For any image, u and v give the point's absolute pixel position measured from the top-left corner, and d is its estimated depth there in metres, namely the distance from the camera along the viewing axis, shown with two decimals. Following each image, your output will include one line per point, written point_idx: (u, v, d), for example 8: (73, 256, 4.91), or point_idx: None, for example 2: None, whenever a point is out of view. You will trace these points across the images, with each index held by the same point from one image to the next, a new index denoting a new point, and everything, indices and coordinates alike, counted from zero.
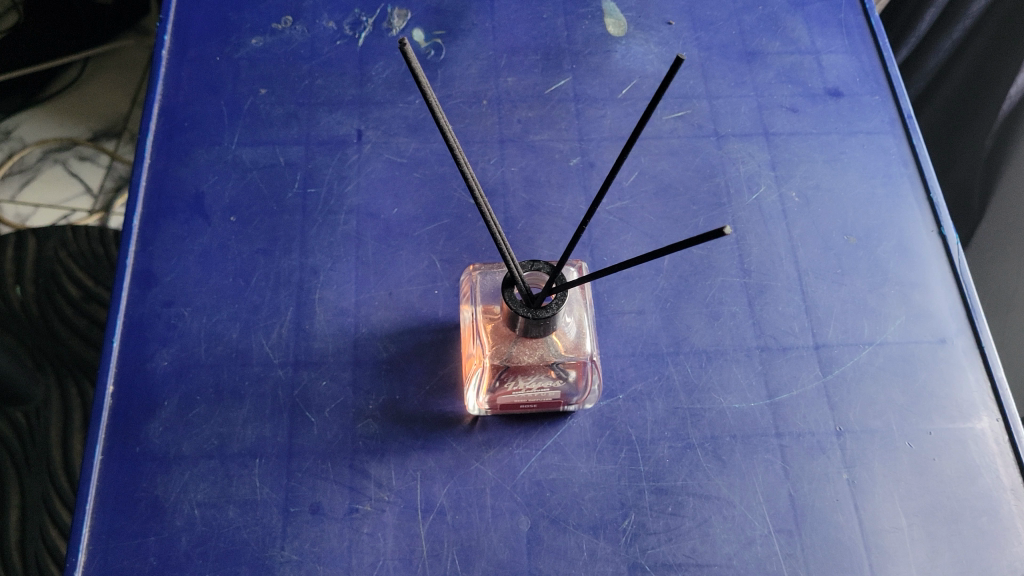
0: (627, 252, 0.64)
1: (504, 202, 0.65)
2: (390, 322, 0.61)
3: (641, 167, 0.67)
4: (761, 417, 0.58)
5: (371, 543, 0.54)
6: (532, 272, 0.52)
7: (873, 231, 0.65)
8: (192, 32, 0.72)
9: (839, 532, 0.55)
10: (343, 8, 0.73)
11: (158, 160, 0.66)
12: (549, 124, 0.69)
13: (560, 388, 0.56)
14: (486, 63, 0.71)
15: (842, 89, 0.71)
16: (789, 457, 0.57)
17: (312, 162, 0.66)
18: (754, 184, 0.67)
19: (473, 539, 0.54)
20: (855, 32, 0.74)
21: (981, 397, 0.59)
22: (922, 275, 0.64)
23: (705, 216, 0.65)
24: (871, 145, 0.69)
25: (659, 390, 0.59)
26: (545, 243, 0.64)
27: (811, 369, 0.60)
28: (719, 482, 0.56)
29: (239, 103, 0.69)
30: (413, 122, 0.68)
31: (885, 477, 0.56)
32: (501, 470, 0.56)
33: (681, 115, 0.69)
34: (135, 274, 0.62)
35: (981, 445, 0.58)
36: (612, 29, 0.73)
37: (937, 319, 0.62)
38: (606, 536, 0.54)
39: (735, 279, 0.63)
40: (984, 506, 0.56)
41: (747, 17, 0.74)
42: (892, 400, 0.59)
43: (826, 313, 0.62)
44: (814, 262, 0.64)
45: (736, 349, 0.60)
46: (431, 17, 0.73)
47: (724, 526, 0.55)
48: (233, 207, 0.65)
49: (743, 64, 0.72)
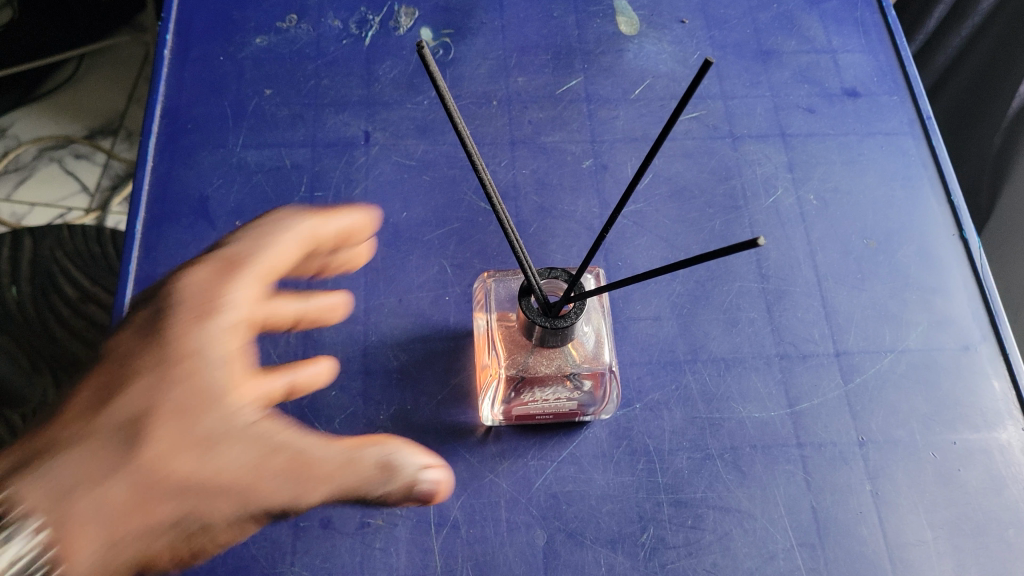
0: (643, 258, 0.62)
1: (516, 206, 0.64)
2: (400, 330, 0.59)
3: (656, 169, 0.66)
4: (781, 427, 0.57)
5: (383, 558, 0.52)
6: (550, 280, 0.50)
7: (893, 235, 0.64)
8: (194, 32, 0.70)
9: (863, 547, 0.53)
10: (349, 6, 0.71)
11: (161, 163, 0.64)
12: (561, 125, 0.67)
13: (577, 398, 0.55)
14: (496, 63, 0.69)
15: (859, 88, 0.69)
16: (810, 468, 0.56)
17: (319, 165, 0.65)
18: (770, 187, 0.65)
19: (487, 554, 0.53)
20: (872, 31, 0.72)
21: (1005, 405, 0.58)
22: (944, 280, 0.62)
23: (720, 220, 0.64)
24: (889, 146, 0.67)
25: (676, 399, 0.57)
26: (558, 248, 0.62)
27: (832, 377, 0.58)
28: (740, 494, 0.55)
29: (244, 105, 0.67)
30: (421, 123, 0.67)
31: (908, 487, 0.55)
32: (516, 482, 0.55)
33: (696, 116, 0.68)
34: (139, 280, 0.60)
35: (1007, 455, 0.57)
36: (624, 28, 0.72)
37: (961, 325, 0.61)
38: (624, 551, 0.53)
39: (753, 284, 0.61)
40: (1010, 519, 0.55)
41: (762, 15, 0.73)
42: (915, 408, 0.58)
43: (846, 319, 0.60)
44: (834, 266, 0.62)
45: (755, 357, 0.59)
46: (439, 16, 0.71)
47: (745, 539, 0.53)
48: (238, 211, 0.63)
49: (758, 64, 0.70)
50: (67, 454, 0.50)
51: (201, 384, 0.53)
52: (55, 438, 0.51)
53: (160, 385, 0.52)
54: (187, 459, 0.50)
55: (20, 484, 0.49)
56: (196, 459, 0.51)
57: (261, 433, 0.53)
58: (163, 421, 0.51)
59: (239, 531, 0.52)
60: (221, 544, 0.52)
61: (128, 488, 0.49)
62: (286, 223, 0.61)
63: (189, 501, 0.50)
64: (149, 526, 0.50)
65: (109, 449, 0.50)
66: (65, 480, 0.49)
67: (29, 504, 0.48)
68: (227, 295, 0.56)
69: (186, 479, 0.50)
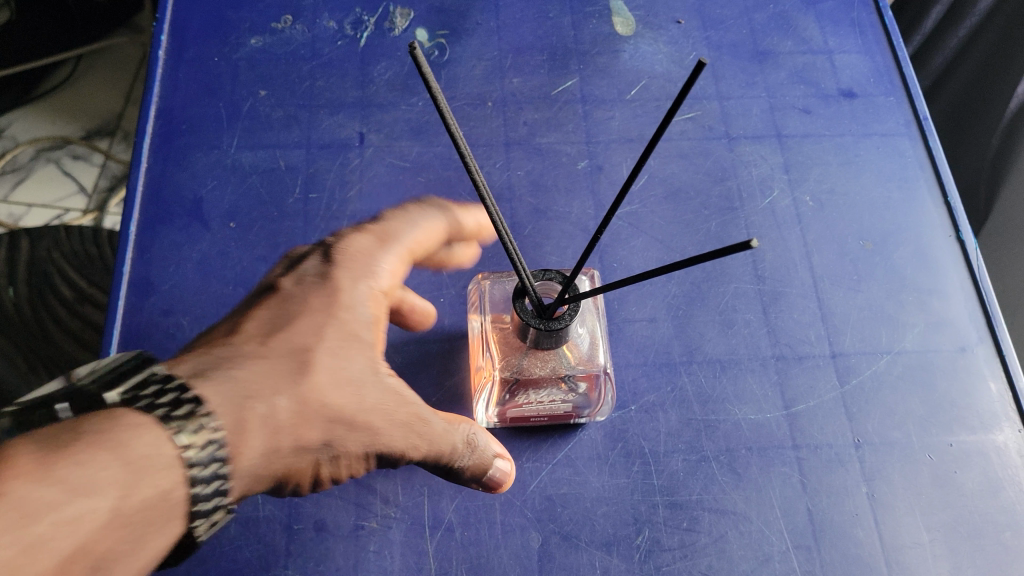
0: (638, 259, 0.62)
1: (511, 207, 0.64)
2: (395, 331, 0.59)
3: (651, 170, 0.66)
4: (777, 429, 0.57)
5: (377, 561, 0.52)
6: (544, 282, 0.50)
7: (890, 236, 0.64)
8: (189, 33, 0.70)
9: (859, 549, 0.53)
10: (344, 7, 0.71)
11: (156, 164, 0.64)
12: (556, 126, 0.67)
13: (572, 400, 0.54)
14: (491, 64, 0.69)
15: (855, 89, 0.69)
16: (806, 470, 0.55)
17: (314, 166, 0.64)
18: (766, 189, 0.65)
19: (482, 556, 0.52)
20: (868, 31, 0.72)
21: (1002, 407, 0.58)
22: (940, 281, 0.62)
23: (716, 221, 0.64)
24: (886, 147, 0.67)
25: (671, 401, 0.57)
26: (553, 249, 0.62)
27: (828, 379, 0.58)
28: (735, 496, 0.55)
29: (238, 106, 0.67)
30: (416, 124, 0.66)
31: (904, 489, 0.55)
32: (511, 484, 0.55)
33: (692, 117, 0.68)
34: (133, 282, 0.60)
35: (1004, 457, 0.56)
36: (620, 28, 0.71)
37: (957, 327, 0.60)
38: (619, 553, 0.53)
39: (749, 285, 0.61)
40: (1006, 521, 0.54)
41: (758, 16, 0.73)
42: (911, 410, 0.57)
43: (842, 321, 0.60)
44: (830, 268, 0.62)
45: (751, 358, 0.59)
46: (434, 17, 0.71)
47: (741, 542, 0.53)
48: (232, 213, 0.63)
49: (754, 64, 0.70)
50: (246, 369, 0.39)
51: (347, 323, 0.43)
52: (219, 353, 0.39)
53: (337, 320, 0.43)
54: (345, 392, 0.41)
55: (203, 386, 0.37)
56: (349, 394, 0.42)
57: (396, 386, 0.45)
58: (333, 346, 0.42)
59: (356, 471, 0.44)
60: (336, 478, 0.44)
61: (264, 455, 0.38)
62: (422, 204, 0.51)
63: (334, 436, 0.41)
64: (299, 452, 0.40)
65: (288, 367, 0.40)
66: (245, 387, 0.38)
67: (221, 414, 0.36)
68: (371, 263, 0.46)
69: (338, 414, 0.41)
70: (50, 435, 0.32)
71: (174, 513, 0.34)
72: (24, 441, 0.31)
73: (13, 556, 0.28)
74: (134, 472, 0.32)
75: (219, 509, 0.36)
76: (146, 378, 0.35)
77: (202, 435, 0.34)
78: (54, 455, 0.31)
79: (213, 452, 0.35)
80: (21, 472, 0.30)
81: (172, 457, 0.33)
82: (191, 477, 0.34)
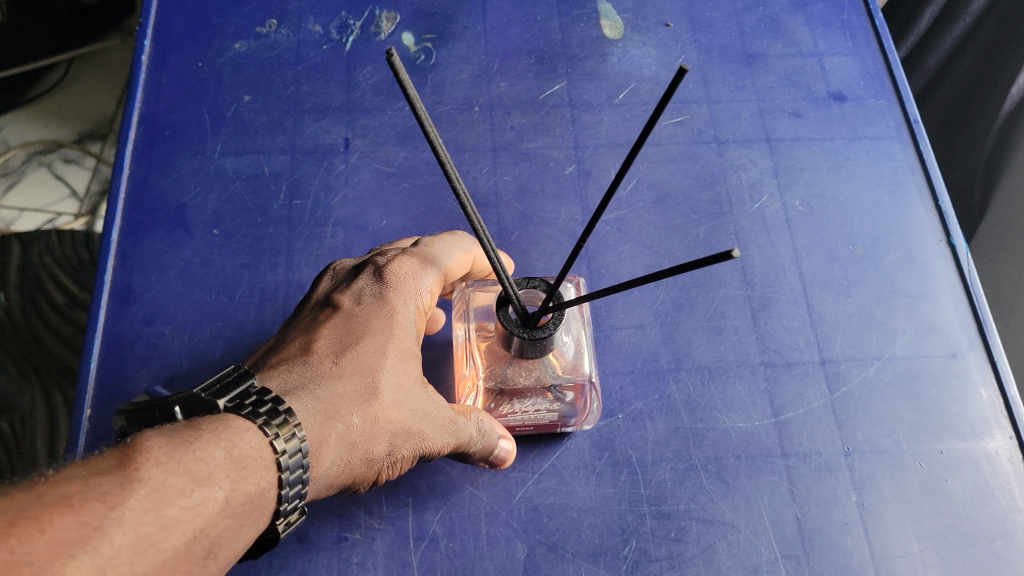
0: (626, 265, 0.61)
1: (497, 214, 0.63)
2: None
3: (639, 174, 0.65)
4: (766, 437, 0.56)
5: (360, 573, 0.52)
6: (528, 290, 0.50)
7: (880, 240, 0.63)
8: (172, 38, 0.69)
9: (849, 558, 0.52)
10: (329, 11, 0.70)
11: (138, 170, 0.64)
12: (544, 131, 0.66)
13: (557, 409, 0.53)
14: (478, 68, 0.69)
15: (846, 92, 0.69)
16: (795, 478, 0.55)
17: (298, 173, 0.64)
18: (756, 193, 0.64)
19: (467, 568, 0.52)
20: (859, 34, 0.72)
21: (992, 414, 0.57)
22: (931, 286, 0.61)
23: (705, 226, 0.63)
24: (876, 151, 0.67)
25: (659, 409, 0.57)
26: (540, 255, 0.61)
27: (817, 386, 0.58)
28: (723, 505, 0.54)
29: (222, 111, 0.66)
30: (402, 130, 0.66)
31: (894, 496, 0.54)
32: (497, 494, 0.54)
33: (680, 121, 0.67)
34: (114, 290, 0.59)
35: (995, 465, 0.56)
36: (608, 31, 0.71)
37: (948, 333, 0.60)
38: (605, 564, 0.52)
39: (738, 291, 0.61)
40: (997, 530, 0.54)
41: (748, 18, 0.72)
42: (901, 417, 0.57)
43: (832, 327, 0.60)
44: (819, 273, 0.62)
45: (739, 366, 0.58)
46: (421, 21, 0.70)
47: (729, 552, 0.52)
48: (215, 220, 0.62)
49: (743, 67, 0.70)
50: (320, 388, 0.41)
51: (406, 341, 0.45)
52: (299, 373, 0.42)
53: (396, 338, 0.45)
54: (405, 407, 0.43)
55: (292, 403, 0.40)
56: (408, 409, 0.44)
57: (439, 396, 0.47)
58: (395, 363, 0.43)
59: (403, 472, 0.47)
60: (391, 478, 0.47)
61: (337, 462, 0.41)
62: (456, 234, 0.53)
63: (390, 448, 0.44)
64: (366, 461, 0.43)
65: (357, 389, 0.42)
66: (325, 406, 0.41)
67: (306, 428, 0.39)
68: (420, 282, 0.48)
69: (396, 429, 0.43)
70: (174, 430, 0.36)
71: (265, 509, 0.37)
72: (155, 435, 0.35)
73: (154, 532, 0.32)
74: (239, 469, 0.36)
75: (296, 510, 0.39)
76: (250, 390, 0.39)
77: (293, 442, 0.37)
78: (183, 448, 0.35)
79: (301, 459, 0.38)
80: (158, 461, 0.33)
81: (269, 459, 0.37)
82: (282, 480, 0.37)
